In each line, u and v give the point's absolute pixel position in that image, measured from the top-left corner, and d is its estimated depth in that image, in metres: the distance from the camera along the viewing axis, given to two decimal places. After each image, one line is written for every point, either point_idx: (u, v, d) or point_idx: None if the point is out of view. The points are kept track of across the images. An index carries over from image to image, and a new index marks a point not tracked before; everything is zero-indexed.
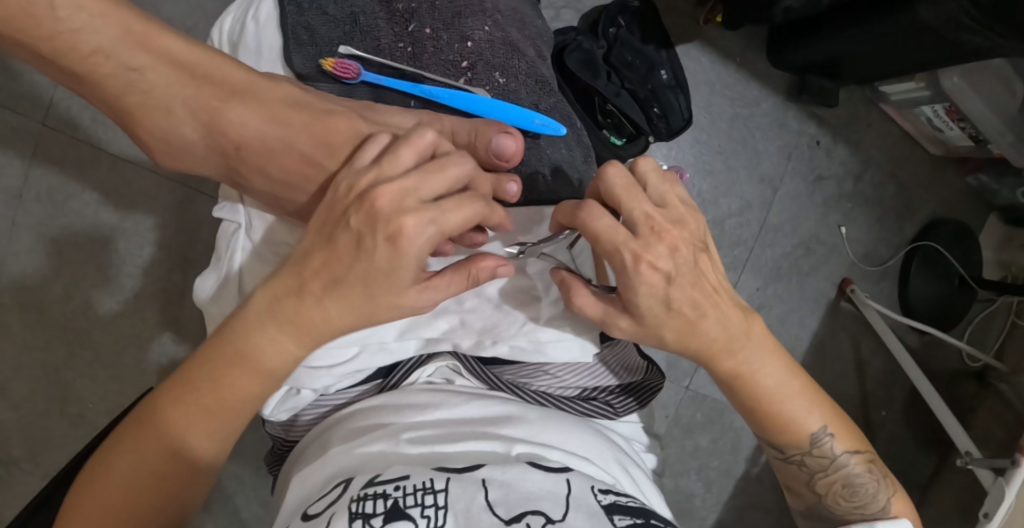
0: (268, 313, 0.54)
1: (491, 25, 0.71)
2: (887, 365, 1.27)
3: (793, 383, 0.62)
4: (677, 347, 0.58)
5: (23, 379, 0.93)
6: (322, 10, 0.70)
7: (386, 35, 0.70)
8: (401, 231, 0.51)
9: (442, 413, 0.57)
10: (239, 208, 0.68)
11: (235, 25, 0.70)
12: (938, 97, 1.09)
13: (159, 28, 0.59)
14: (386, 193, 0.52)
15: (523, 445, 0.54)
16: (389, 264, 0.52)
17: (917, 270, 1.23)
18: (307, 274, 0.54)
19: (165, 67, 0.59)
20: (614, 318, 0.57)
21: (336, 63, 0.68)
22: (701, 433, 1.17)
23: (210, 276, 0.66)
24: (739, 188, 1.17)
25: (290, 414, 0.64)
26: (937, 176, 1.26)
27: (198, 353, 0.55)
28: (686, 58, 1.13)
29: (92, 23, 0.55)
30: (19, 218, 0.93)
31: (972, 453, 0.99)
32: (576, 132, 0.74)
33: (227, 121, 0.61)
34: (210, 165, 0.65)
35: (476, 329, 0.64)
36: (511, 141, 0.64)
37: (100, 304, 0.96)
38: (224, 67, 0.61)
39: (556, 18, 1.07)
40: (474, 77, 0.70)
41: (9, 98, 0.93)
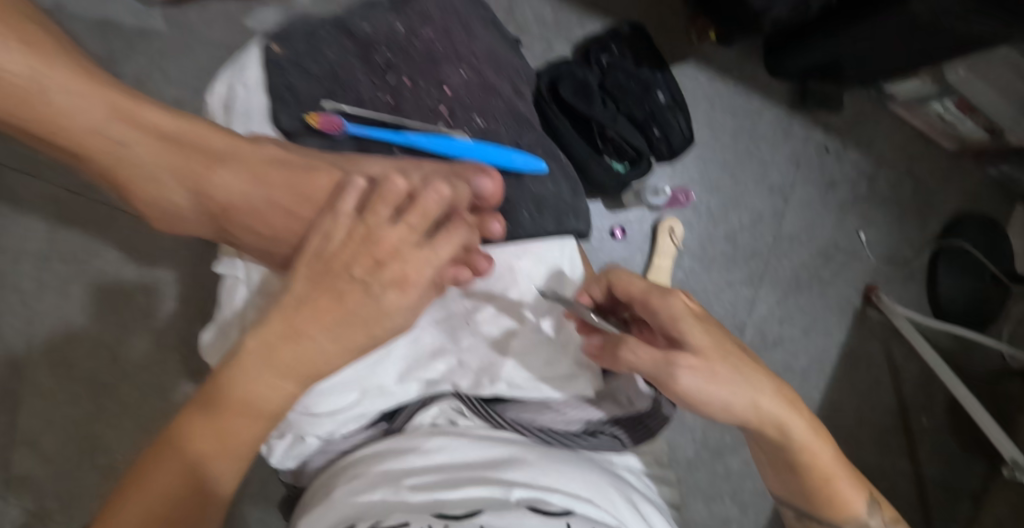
0: (261, 363, 0.57)
1: (467, 69, 0.74)
2: (923, 370, 1.23)
3: (842, 464, 0.65)
4: (748, 409, 0.60)
5: (56, 432, 0.96)
6: (303, 69, 0.70)
7: (367, 87, 0.71)
8: (406, 277, 0.61)
9: (445, 456, 0.58)
10: (238, 262, 0.70)
11: (222, 89, 0.71)
12: (945, 91, 1.07)
13: (145, 104, 0.63)
14: (389, 242, 0.61)
15: (522, 490, 0.53)
16: (394, 306, 0.61)
17: (944, 269, 1.20)
18: (298, 321, 0.58)
19: (153, 140, 0.62)
20: (675, 358, 0.59)
21: (321, 118, 0.68)
22: (732, 454, 1.14)
23: (216, 331, 0.70)
24: (748, 201, 1.16)
25: (297, 461, 0.65)
26: (955, 170, 1.23)
27: (199, 398, 0.57)
28: (682, 77, 1.13)
29: (82, 105, 0.60)
30: (46, 279, 0.98)
31: (1017, 459, 0.95)
32: (561, 163, 0.75)
33: (211, 186, 0.63)
34: (205, 226, 0.67)
35: (473, 368, 0.66)
36: (490, 183, 0.65)
37: (122, 357, 0.98)
38: (210, 136, 0.64)
39: (548, 51, 1.08)
40: (454, 120, 0.71)
41: (33, 165, 0.98)
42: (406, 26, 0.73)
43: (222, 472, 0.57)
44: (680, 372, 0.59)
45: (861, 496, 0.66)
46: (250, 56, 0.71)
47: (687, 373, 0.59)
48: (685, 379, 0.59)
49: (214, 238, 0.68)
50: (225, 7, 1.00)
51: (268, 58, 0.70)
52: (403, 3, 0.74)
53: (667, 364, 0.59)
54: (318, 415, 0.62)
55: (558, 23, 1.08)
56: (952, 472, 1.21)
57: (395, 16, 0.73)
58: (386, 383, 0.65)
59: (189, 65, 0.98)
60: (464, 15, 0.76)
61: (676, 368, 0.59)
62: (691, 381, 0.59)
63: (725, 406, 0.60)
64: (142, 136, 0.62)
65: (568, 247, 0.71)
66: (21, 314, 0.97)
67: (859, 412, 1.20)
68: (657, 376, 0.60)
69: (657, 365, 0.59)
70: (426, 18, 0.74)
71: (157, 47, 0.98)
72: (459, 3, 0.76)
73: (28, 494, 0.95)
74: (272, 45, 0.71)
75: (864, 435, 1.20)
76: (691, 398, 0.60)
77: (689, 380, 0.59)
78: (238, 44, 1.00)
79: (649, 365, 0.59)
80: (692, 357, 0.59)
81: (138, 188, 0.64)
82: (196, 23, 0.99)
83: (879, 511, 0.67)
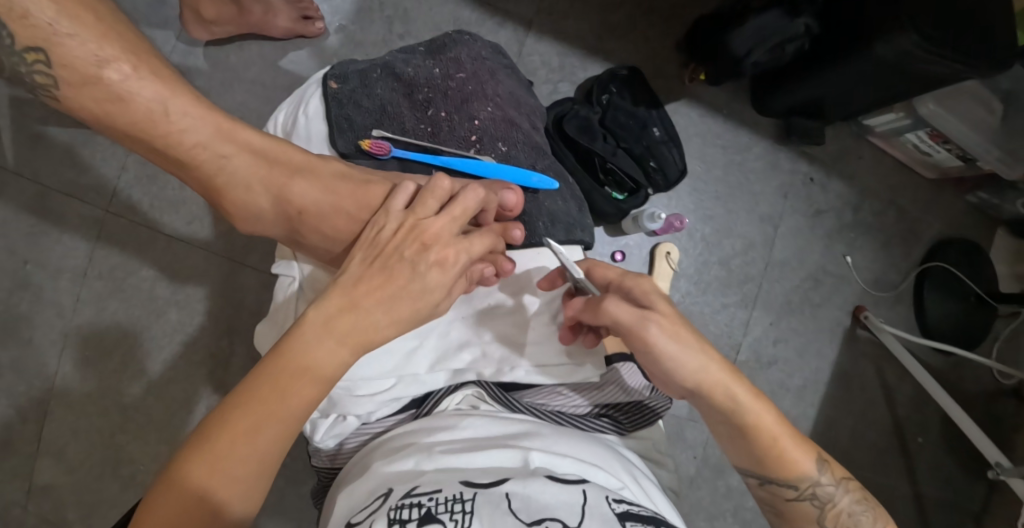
0: (323, 330, 0.58)
1: (493, 106, 0.81)
2: (915, 390, 1.29)
3: (787, 424, 0.66)
4: (694, 373, 0.64)
5: (78, 443, 1.02)
6: (358, 103, 0.80)
7: (410, 119, 0.80)
8: (447, 259, 0.65)
9: (470, 431, 0.65)
10: (293, 264, 0.79)
11: (288, 118, 0.83)
12: (919, 124, 1.15)
13: (241, 124, 0.69)
14: (433, 229, 0.66)
15: (539, 458, 0.59)
16: (438, 282, 0.65)
17: (930, 290, 1.27)
18: (356, 294, 0.61)
19: (247, 154, 0.68)
20: (645, 316, 0.64)
21: (371, 143, 0.78)
22: (732, 472, 1.19)
23: (270, 323, 0.79)
24: (740, 229, 1.24)
25: (336, 441, 0.71)
26: (937, 198, 1.31)
27: (257, 370, 0.57)
28: (676, 115, 1.22)
29: (195, 124, 0.65)
30: (84, 294, 1.05)
31: (1002, 464, 0.99)
32: (569, 186, 0.84)
33: (291, 194, 0.70)
34: (277, 226, 0.74)
35: (495, 359, 0.73)
36: (513, 196, 0.74)
37: (152, 371, 1.05)
38: (289, 151, 0.71)
39: (554, 92, 1.17)
40: (483, 148, 0.79)
41: (79, 189, 1.06)
42: (442, 69, 0.82)
43: (266, 439, 0.56)
44: (651, 329, 0.63)
45: (811, 457, 0.65)
46: (313, 92, 0.82)
47: (655, 329, 0.63)
48: (654, 333, 0.63)
49: (283, 239, 0.75)
50: (261, 49, 1.09)
51: (328, 93, 0.80)
52: (438, 51, 0.84)
53: (641, 319, 0.64)
54: (360, 395, 0.69)
55: (563, 67, 1.18)
56: (951, 490, 1.26)
57: (432, 61, 0.82)
58: (419, 370, 0.71)
59: (225, 102, 1.08)
60: (490, 62, 0.85)
61: (649, 322, 0.64)
62: (659, 335, 0.63)
63: (684, 365, 0.64)
64: (240, 151, 0.68)
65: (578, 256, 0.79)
66: (57, 327, 1.04)
67: (854, 431, 1.26)
68: (632, 329, 0.64)
69: (633, 319, 0.64)
70: (459, 63, 0.82)
71: (199, 85, 1.08)
72: (486, 52, 0.85)
73: (50, 502, 1.01)
74: (331, 83, 0.81)
75: (861, 453, 1.25)
76: (657, 353, 0.64)
77: (657, 337, 0.63)
78: (273, 83, 1.10)
79: (626, 319, 0.64)
80: (661, 317, 0.64)
81: (230, 198, 0.70)
82: (237, 65, 1.09)
83: (828, 470, 0.65)
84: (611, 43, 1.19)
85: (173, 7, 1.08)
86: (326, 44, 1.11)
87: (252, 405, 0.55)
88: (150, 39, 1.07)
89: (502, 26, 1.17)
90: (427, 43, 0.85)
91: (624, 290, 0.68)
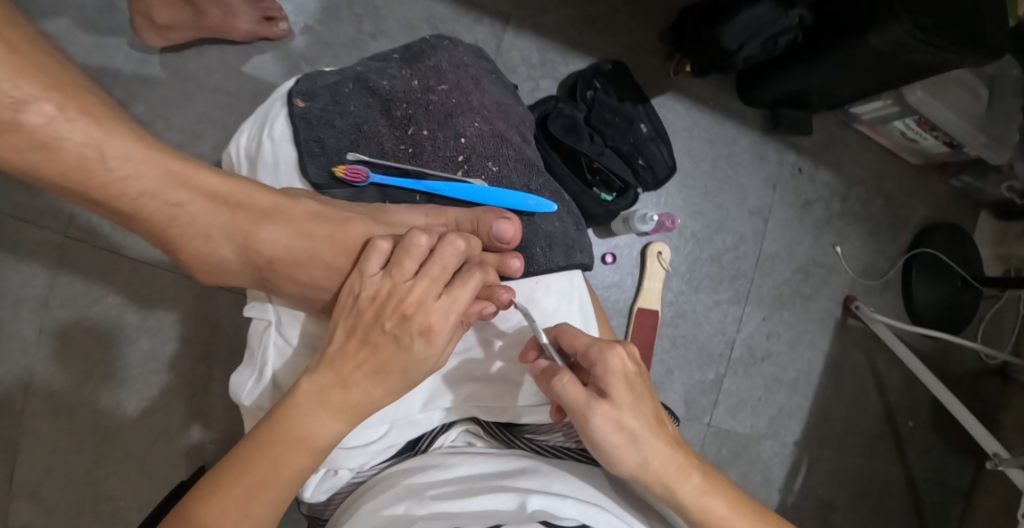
0: (316, 402, 0.57)
1: (480, 121, 0.75)
2: (904, 375, 1.28)
3: (744, 516, 0.62)
4: (637, 471, 0.60)
5: (54, 482, 0.96)
6: (329, 123, 0.74)
7: (388, 139, 0.75)
8: (431, 327, 0.60)
9: (463, 470, 0.62)
10: (268, 306, 0.71)
11: (252, 140, 0.75)
12: (906, 111, 1.13)
13: (195, 164, 0.62)
14: (413, 296, 0.60)
15: (537, 500, 0.55)
16: (423, 355, 0.60)
17: (918, 277, 1.26)
18: (344, 369, 0.58)
19: (203, 200, 0.62)
20: (595, 402, 0.59)
21: (347, 169, 0.72)
22: (730, 468, 1.18)
23: (247, 371, 0.69)
24: (731, 224, 1.22)
25: (327, 495, 0.66)
26: (922, 183, 1.30)
27: (252, 435, 0.56)
28: (662, 109, 1.18)
29: (139, 170, 0.58)
30: (46, 325, 0.98)
31: (1000, 454, 0.99)
32: (566, 204, 0.78)
33: (259, 242, 0.64)
34: (242, 277, 0.68)
35: (495, 399, 0.68)
36: (509, 226, 0.69)
37: (126, 402, 0.99)
38: (251, 193, 0.64)
39: (536, 89, 1.13)
40: (471, 169, 0.74)
41: (34, 213, 0.99)
42: (421, 81, 0.76)
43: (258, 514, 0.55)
44: (593, 420, 0.59)
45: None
46: (277, 112, 0.74)
47: (602, 418, 0.59)
48: (595, 423, 0.59)
49: (251, 287, 0.69)
50: (222, 54, 1.03)
51: (295, 113, 0.73)
52: (416, 59, 0.77)
53: (585, 407, 0.59)
54: (353, 448, 0.64)
55: (544, 63, 1.13)
56: (944, 474, 1.26)
57: (410, 71, 0.76)
58: (413, 413, 0.67)
59: (188, 112, 1.02)
60: (474, 69, 0.78)
61: (591, 413, 0.59)
62: (599, 427, 0.59)
63: (622, 460, 0.60)
64: (194, 197, 0.61)
65: (577, 282, 0.74)
66: (20, 362, 0.97)
67: (848, 420, 1.25)
68: (574, 413, 0.60)
69: (576, 404, 0.59)
70: (440, 72, 0.76)
71: (157, 95, 1.01)
72: (469, 58, 0.79)
73: None
74: (298, 101, 0.74)
75: (854, 441, 1.24)
76: (596, 443, 0.60)
77: (597, 429, 0.59)
78: (237, 91, 1.03)
79: (570, 402, 0.59)
80: (609, 407, 0.59)
81: (185, 249, 0.64)
82: (198, 72, 1.02)
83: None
84: (592, 36, 1.15)
85: (125, 13, 1.01)
86: (291, 46, 1.05)
87: (245, 472, 0.54)
88: (102, 49, 1.00)
89: (479, 20, 1.11)
90: (402, 49, 0.79)
91: (587, 361, 0.62)
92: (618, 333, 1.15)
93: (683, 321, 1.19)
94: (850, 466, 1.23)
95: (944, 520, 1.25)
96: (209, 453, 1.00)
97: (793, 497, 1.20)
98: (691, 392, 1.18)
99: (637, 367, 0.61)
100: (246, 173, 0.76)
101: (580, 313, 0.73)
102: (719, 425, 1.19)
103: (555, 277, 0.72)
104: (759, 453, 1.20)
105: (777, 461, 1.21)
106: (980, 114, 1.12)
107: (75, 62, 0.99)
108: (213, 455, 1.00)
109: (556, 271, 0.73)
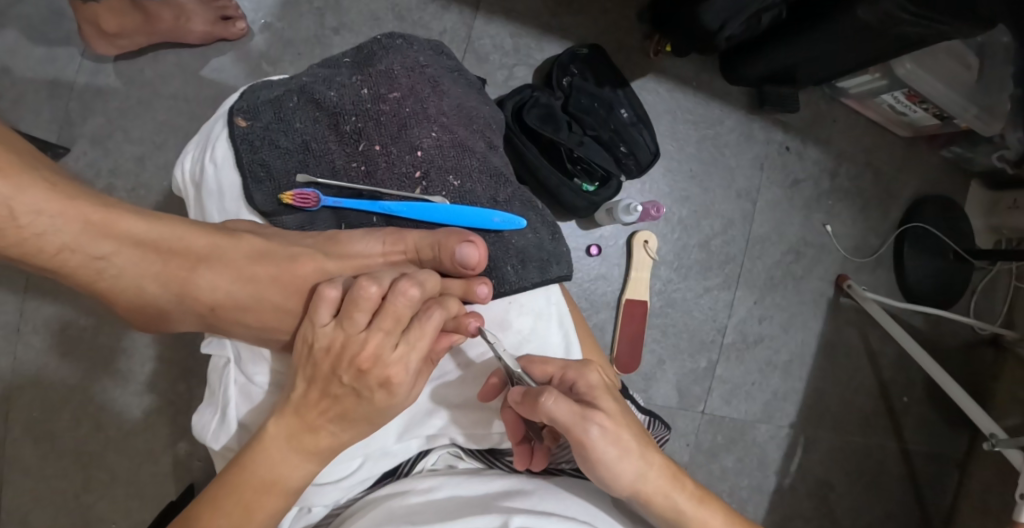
0: (287, 447, 0.57)
1: (438, 129, 0.71)
2: (899, 351, 1.25)
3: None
4: (633, 485, 0.58)
5: (43, 510, 0.93)
6: (274, 143, 0.70)
7: (339, 156, 0.70)
8: (390, 379, 0.58)
9: (444, 493, 0.60)
10: (225, 341, 0.68)
11: (195, 164, 0.72)
12: (895, 85, 1.10)
13: (119, 211, 0.58)
14: (369, 349, 0.58)
15: (519, 518, 0.53)
16: (385, 404, 0.59)
17: (909, 252, 1.23)
18: (311, 416, 0.58)
19: (130, 249, 0.58)
20: (587, 415, 0.57)
21: (295, 195, 0.69)
22: (726, 454, 1.17)
23: (208, 411, 0.67)
24: (719, 207, 1.18)
25: None
26: (912, 156, 1.26)
27: (220, 481, 0.56)
28: (643, 92, 1.14)
29: (54, 224, 0.55)
30: (19, 352, 0.94)
31: (997, 434, 0.98)
32: (538, 212, 0.74)
33: (198, 288, 0.62)
34: (190, 323, 0.66)
35: (470, 423, 0.66)
36: (474, 250, 0.64)
37: (109, 425, 0.96)
38: (187, 236, 0.61)
39: (511, 77, 1.08)
40: (429, 185, 0.70)
41: None
42: (371, 89, 0.70)
43: None
44: (593, 432, 0.56)
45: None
46: (219, 133, 0.71)
47: (596, 431, 0.56)
48: (594, 436, 0.56)
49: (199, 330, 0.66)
50: (178, 57, 0.98)
51: (237, 134, 0.69)
52: (367, 63, 0.72)
53: (583, 419, 0.56)
54: (326, 484, 0.63)
55: (518, 49, 1.08)
56: (941, 447, 1.25)
57: (360, 78, 0.71)
58: (387, 444, 0.65)
59: (149, 122, 0.97)
60: (431, 69, 0.73)
61: (590, 423, 0.56)
62: (600, 439, 0.56)
63: (621, 473, 0.58)
64: (121, 247, 0.58)
65: (554, 296, 0.71)
66: None
67: (843, 399, 1.23)
68: (569, 430, 0.57)
69: (572, 419, 0.56)
70: (391, 78, 0.71)
71: (114, 105, 0.97)
72: (425, 57, 0.74)
73: None
74: (238, 120, 0.70)
75: (849, 420, 1.23)
76: (595, 459, 0.57)
77: (598, 441, 0.56)
78: (196, 96, 0.98)
79: (564, 418, 0.56)
80: (605, 418, 0.57)
81: (118, 298, 0.61)
82: (155, 80, 0.98)
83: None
84: (566, 19, 1.10)
85: (73, 20, 0.96)
86: (251, 45, 1.00)
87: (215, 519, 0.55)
88: (54, 61, 0.95)
89: (447, 8, 1.06)
90: (353, 52, 0.74)
91: (566, 385, 0.61)
92: (606, 325, 1.12)
93: (673, 310, 1.16)
94: (847, 445, 1.22)
95: (941, 493, 1.24)
96: (196, 470, 0.97)
97: (790, 479, 1.19)
98: (684, 382, 1.16)
99: (613, 383, 0.62)
100: (195, 199, 0.73)
101: (558, 329, 0.70)
102: (714, 412, 1.17)
103: (526, 296, 0.69)
104: (755, 437, 1.18)
105: (773, 445, 1.19)
106: (970, 84, 1.08)
107: (25, 76, 0.95)
108: (201, 472, 0.97)
109: (528, 290, 0.70)
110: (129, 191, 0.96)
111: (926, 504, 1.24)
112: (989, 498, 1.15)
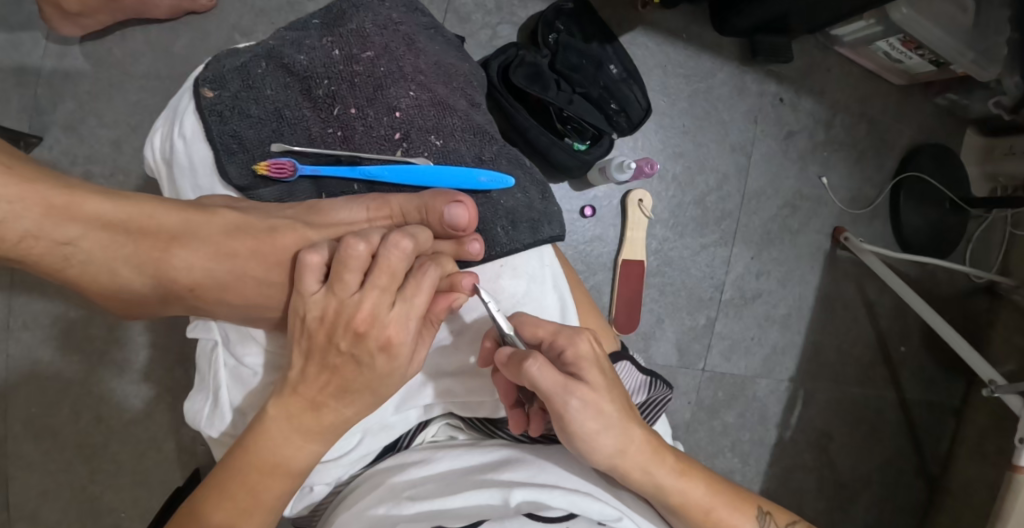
0: (288, 426, 0.57)
1: (416, 88, 0.68)
2: (896, 301, 1.25)
3: (719, 494, 0.64)
4: (605, 466, 0.60)
5: (51, 504, 0.93)
6: (244, 113, 0.67)
7: (314, 123, 0.68)
8: (389, 340, 0.57)
9: (444, 465, 0.60)
10: (211, 324, 0.67)
11: (165, 142, 0.70)
12: (890, 31, 1.07)
13: (82, 193, 0.57)
14: (363, 311, 0.56)
15: (521, 492, 0.52)
16: (387, 368, 0.58)
17: (906, 202, 1.22)
18: (310, 392, 0.57)
19: (98, 232, 0.57)
20: (563, 389, 0.57)
21: (270, 165, 0.67)
22: (727, 411, 1.17)
23: (200, 397, 0.66)
24: (713, 162, 1.16)
25: (309, 509, 0.66)
26: (907, 103, 1.24)
27: (224, 465, 0.56)
28: (632, 47, 1.12)
29: (14, 210, 0.54)
30: (11, 349, 0.93)
31: (996, 381, 0.97)
32: (526, 170, 0.72)
33: (174, 269, 0.61)
34: (171, 307, 0.65)
35: (466, 393, 0.65)
36: (463, 210, 0.63)
37: (111, 416, 0.95)
38: (157, 214, 0.60)
39: (495, 36, 1.05)
40: (410, 147, 0.68)
41: None
42: (343, 50, 0.68)
43: None
44: (572, 404, 0.57)
45: (751, 519, 0.64)
46: (186, 106, 0.68)
47: (575, 402, 0.57)
48: (572, 407, 0.57)
49: (185, 314, 0.65)
50: (148, 35, 0.95)
51: (204, 106, 0.67)
52: (337, 23, 0.69)
53: (563, 390, 0.57)
54: (327, 463, 0.63)
55: (500, 8, 1.05)
56: (937, 394, 1.26)
57: (330, 39, 0.68)
58: (386, 417, 0.64)
59: (123, 104, 0.94)
60: (406, 26, 0.71)
61: (569, 396, 0.57)
62: (576, 412, 0.57)
63: (599, 449, 0.59)
64: (87, 230, 0.57)
65: (547, 258, 0.70)
66: None
67: (842, 351, 1.23)
68: (550, 397, 0.57)
69: (555, 387, 0.57)
70: (364, 37, 0.68)
71: (84, 88, 0.93)
72: (398, 14, 0.71)
73: None
74: (205, 90, 0.67)
75: (848, 371, 1.23)
76: (574, 431, 0.58)
77: (575, 413, 0.57)
78: (169, 74, 0.95)
79: (546, 387, 0.56)
80: (586, 390, 0.58)
81: (91, 283, 0.60)
82: (123, 60, 0.94)
83: (772, 519, 0.66)
84: None
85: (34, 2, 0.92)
86: (222, 18, 0.96)
87: (220, 503, 0.55)
88: (18, 46, 0.92)
89: None
90: (323, 12, 0.71)
91: (556, 350, 0.60)
92: (603, 287, 1.11)
93: (670, 269, 1.15)
94: (847, 396, 1.23)
95: (938, 439, 1.25)
96: (201, 454, 0.96)
97: (790, 432, 1.20)
98: (684, 340, 1.15)
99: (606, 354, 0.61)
100: (167, 178, 0.71)
101: (553, 292, 0.69)
102: (714, 370, 1.17)
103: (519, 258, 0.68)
104: (755, 393, 1.19)
105: (773, 399, 1.20)
106: (968, 27, 1.05)
107: None
108: (205, 457, 0.97)
109: (517, 252, 0.68)
110: (108, 177, 0.93)
111: (923, 450, 1.25)
112: (985, 442, 1.16)
